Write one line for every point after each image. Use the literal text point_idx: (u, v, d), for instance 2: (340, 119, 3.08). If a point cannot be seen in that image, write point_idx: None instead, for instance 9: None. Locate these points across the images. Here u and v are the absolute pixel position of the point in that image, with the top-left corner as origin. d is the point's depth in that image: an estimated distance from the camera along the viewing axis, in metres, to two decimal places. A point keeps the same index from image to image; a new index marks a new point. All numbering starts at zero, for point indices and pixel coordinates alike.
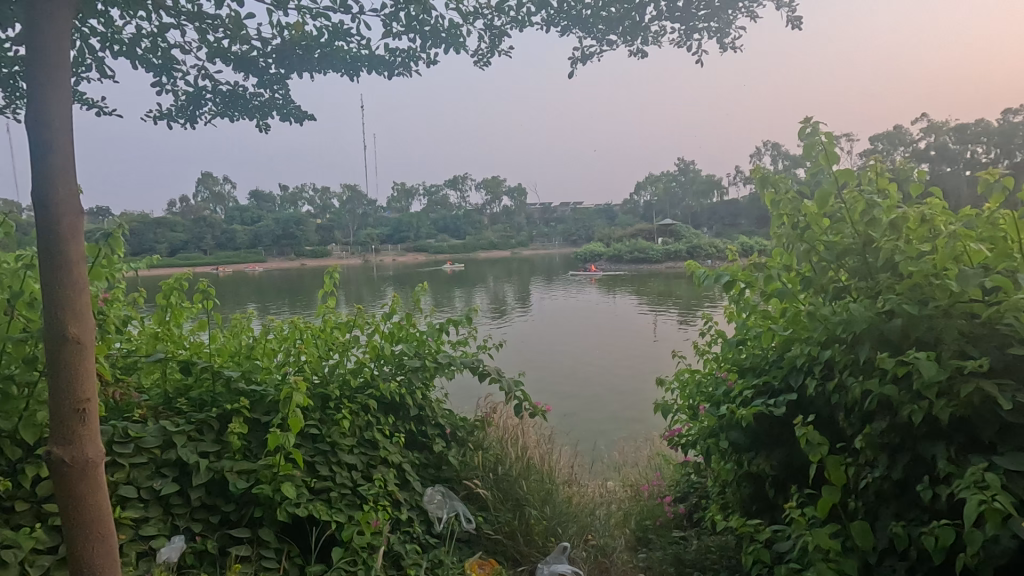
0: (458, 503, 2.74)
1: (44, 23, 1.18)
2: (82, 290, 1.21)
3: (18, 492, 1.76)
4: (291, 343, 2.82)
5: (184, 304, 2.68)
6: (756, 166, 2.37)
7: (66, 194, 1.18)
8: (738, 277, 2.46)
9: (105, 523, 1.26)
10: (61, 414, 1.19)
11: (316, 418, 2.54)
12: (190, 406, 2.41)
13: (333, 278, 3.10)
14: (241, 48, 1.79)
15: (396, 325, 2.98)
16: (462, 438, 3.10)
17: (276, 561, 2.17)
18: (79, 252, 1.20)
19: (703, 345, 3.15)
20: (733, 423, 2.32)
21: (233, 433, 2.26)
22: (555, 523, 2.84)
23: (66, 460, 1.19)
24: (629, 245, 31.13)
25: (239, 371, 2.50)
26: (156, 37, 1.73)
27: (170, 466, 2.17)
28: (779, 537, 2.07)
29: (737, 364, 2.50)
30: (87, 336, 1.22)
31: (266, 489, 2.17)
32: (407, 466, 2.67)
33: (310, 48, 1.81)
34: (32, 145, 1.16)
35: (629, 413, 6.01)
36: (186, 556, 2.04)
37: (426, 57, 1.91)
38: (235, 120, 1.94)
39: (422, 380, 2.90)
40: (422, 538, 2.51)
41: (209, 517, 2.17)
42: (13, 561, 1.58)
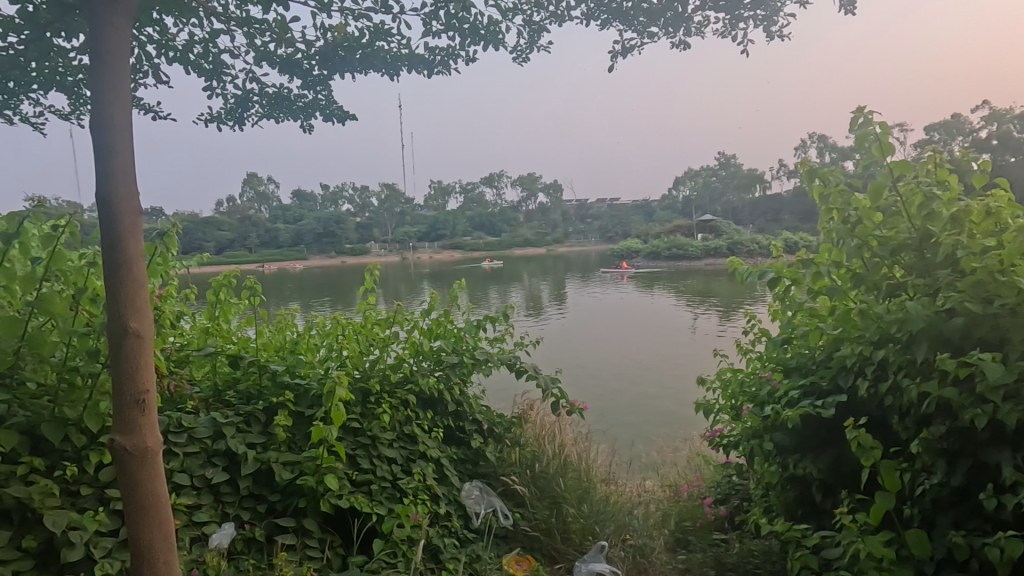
0: (496, 499, 2.76)
1: (105, 31, 1.23)
2: (141, 286, 1.27)
3: (82, 477, 1.86)
4: (333, 338, 2.89)
5: (232, 301, 2.80)
6: (803, 160, 2.28)
7: (126, 195, 1.23)
8: (784, 274, 2.37)
9: (161, 509, 1.31)
10: (123, 404, 1.25)
11: (357, 412, 2.60)
12: (238, 398, 2.50)
13: (374, 276, 3.15)
14: (286, 51, 1.84)
15: (435, 322, 3.03)
16: (500, 434, 3.11)
17: (320, 550, 2.25)
18: (137, 249, 1.26)
19: (746, 344, 3.06)
20: (778, 424, 2.25)
21: (279, 425, 2.34)
22: (593, 521, 2.82)
23: (128, 448, 1.25)
24: (666, 242, 30.56)
25: (284, 366, 2.59)
26: (207, 43, 1.80)
27: (220, 456, 2.25)
28: (827, 543, 2.00)
29: (782, 363, 2.43)
30: (146, 330, 1.28)
31: (310, 481, 2.23)
32: (445, 462, 2.70)
33: (352, 49, 1.84)
34: (96, 148, 1.22)
35: (669, 413, 5.90)
36: (236, 543, 2.12)
37: (465, 55, 1.92)
38: (281, 121, 2.00)
39: (459, 376, 2.94)
40: (460, 532, 2.55)
41: (256, 506, 2.25)
42: (79, 542, 1.66)
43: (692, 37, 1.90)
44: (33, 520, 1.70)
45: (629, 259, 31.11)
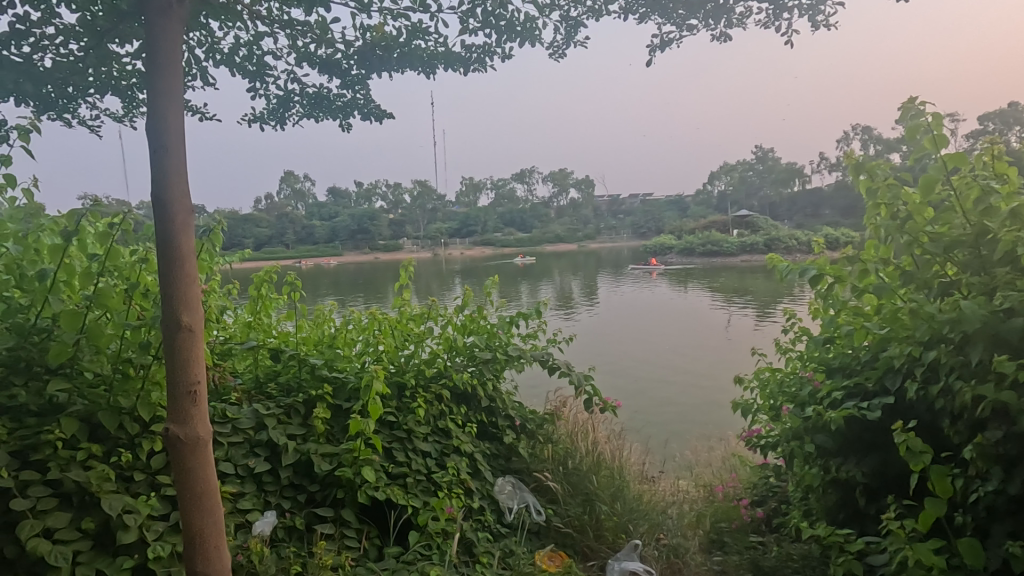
0: (528, 494, 2.78)
1: (160, 37, 1.28)
2: (193, 282, 1.32)
3: (136, 463, 1.95)
4: (369, 333, 2.94)
5: (273, 296, 2.88)
6: (849, 153, 2.21)
7: (179, 194, 1.28)
8: (826, 271, 2.22)
9: (211, 496, 1.37)
10: (176, 395, 1.31)
11: (393, 406, 2.65)
12: (279, 390, 2.58)
13: (408, 272, 3.20)
14: (326, 51, 1.88)
15: (468, 318, 3.06)
16: (532, 430, 3.13)
17: (357, 540, 2.30)
18: (189, 246, 1.31)
19: (786, 342, 2.98)
20: (820, 426, 2.19)
21: (318, 417, 2.41)
22: (626, 519, 2.81)
23: (181, 437, 1.31)
24: (700, 238, 29.97)
25: (323, 359, 2.67)
26: (252, 45, 1.85)
27: (263, 446, 2.32)
28: (871, 549, 1.94)
29: (824, 364, 2.36)
30: (198, 324, 1.33)
31: (348, 472, 2.29)
32: (478, 457, 2.73)
33: (389, 48, 1.87)
34: (151, 149, 1.27)
35: (704, 412, 5.79)
36: (277, 530, 2.19)
37: (501, 52, 1.93)
38: (320, 121, 2.04)
39: (493, 372, 2.97)
40: (494, 527, 2.57)
41: (297, 495, 2.31)
42: (133, 525, 1.75)
43: (733, 29, 1.86)
44: (91, 503, 1.79)
45: (662, 255, 30.67)
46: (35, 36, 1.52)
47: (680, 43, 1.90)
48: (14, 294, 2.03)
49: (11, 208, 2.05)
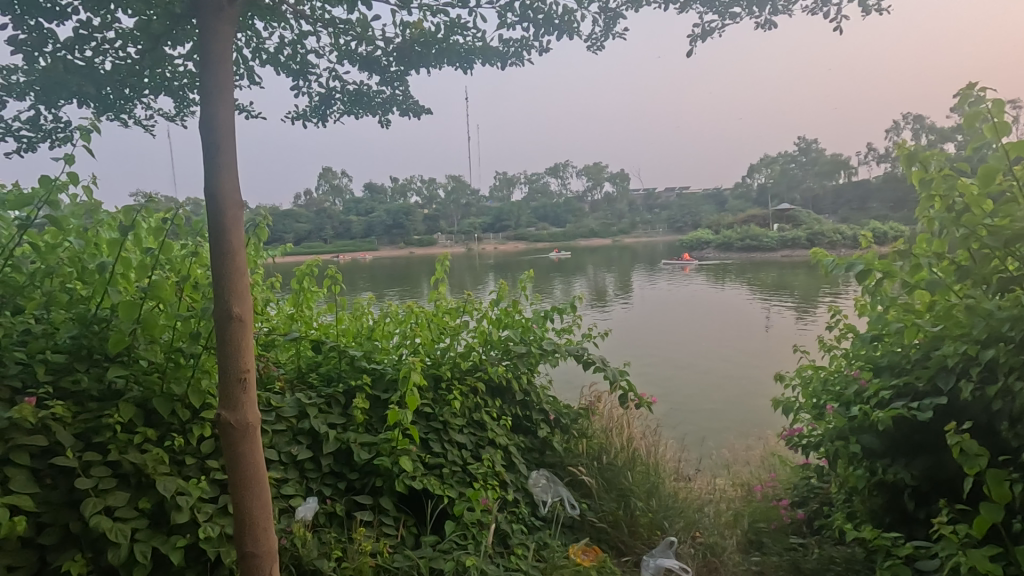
0: (563, 488, 2.79)
1: (212, 38, 1.33)
2: (243, 274, 1.37)
3: (187, 448, 2.04)
4: (406, 326, 2.99)
5: (314, 289, 2.95)
6: (901, 143, 2.12)
7: (230, 189, 1.34)
8: (874, 266, 2.14)
9: (260, 480, 1.42)
10: (227, 382, 1.36)
11: (430, 398, 2.70)
12: (320, 380, 2.65)
13: (444, 265, 3.24)
14: (367, 49, 1.91)
15: (504, 312, 3.07)
16: (567, 425, 3.13)
17: (394, 528, 2.36)
18: (239, 239, 1.36)
19: (830, 339, 2.89)
20: (866, 426, 2.13)
21: (357, 407, 2.47)
22: (661, 516, 2.80)
23: (232, 422, 1.36)
24: (739, 233, 29.22)
25: (362, 351, 2.73)
26: (295, 44, 1.90)
27: (305, 434, 2.39)
28: (920, 554, 1.88)
29: (872, 362, 2.28)
30: (247, 315, 1.39)
31: (386, 461, 2.35)
32: (513, 449, 2.76)
33: (428, 44, 1.89)
34: (204, 147, 1.32)
35: (743, 410, 5.67)
36: (319, 516, 2.26)
37: (538, 45, 1.93)
38: (360, 117, 2.08)
39: (527, 366, 2.99)
40: (528, 520, 2.60)
41: (337, 483, 2.38)
42: (186, 506, 1.84)
43: (779, 16, 1.81)
44: (147, 484, 1.88)
45: (697, 251, 30.04)
46: (96, 41, 1.60)
47: (723, 32, 1.85)
48: (76, 285, 2.15)
49: (72, 204, 2.16)
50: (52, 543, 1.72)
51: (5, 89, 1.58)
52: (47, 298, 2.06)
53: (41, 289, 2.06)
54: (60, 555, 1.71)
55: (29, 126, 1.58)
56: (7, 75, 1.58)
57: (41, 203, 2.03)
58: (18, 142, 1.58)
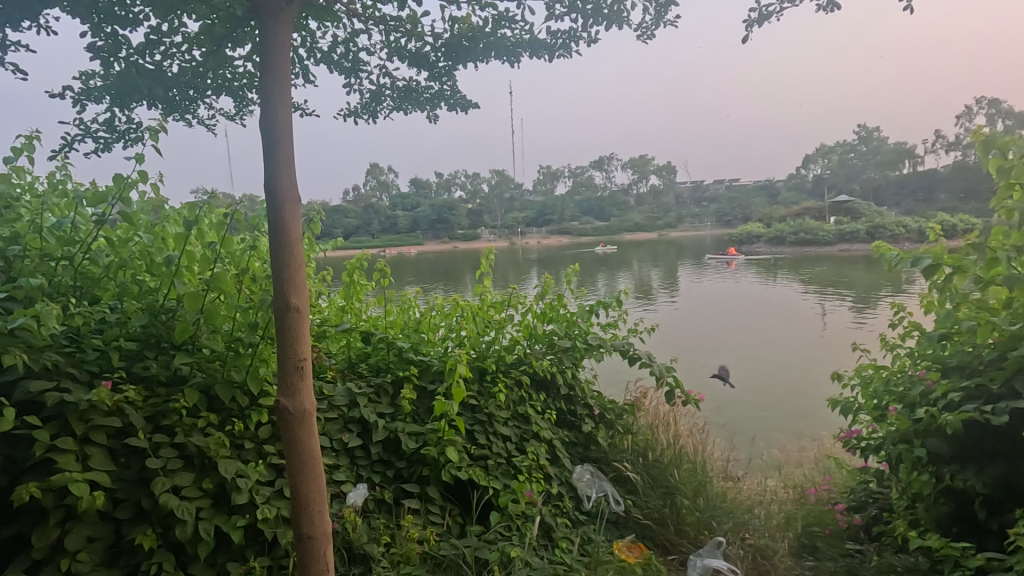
0: (607, 484, 2.78)
1: (272, 38, 1.38)
2: (299, 267, 1.42)
3: (245, 433, 2.14)
4: (452, 319, 3.03)
5: (363, 281, 3.02)
6: (978, 129, 2.00)
7: (287, 185, 1.38)
8: (945, 261, 2.02)
9: (315, 465, 1.48)
10: (286, 370, 1.42)
11: (475, 390, 2.73)
12: (369, 370, 2.72)
13: (490, 259, 3.26)
14: (416, 45, 1.94)
15: (548, 306, 3.06)
16: (612, 420, 3.11)
17: (440, 516, 2.41)
18: (296, 233, 1.41)
19: (893, 337, 2.74)
20: (933, 429, 2.03)
21: (405, 398, 2.54)
22: (709, 516, 2.74)
23: (290, 409, 1.42)
24: (792, 227, 28.07)
25: (409, 343, 2.79)
26: (348, 43, 1.95)
27: (355, 423, 2.46)
28: (992, 567, 1.77)
29: (939, 362, 2.17)
30: (304, 306, 1.44)
31: (433, 451, 2.39)
32: (558, 443, 2.76)
33: (476, 39, 1.90)
34: (264, 144, 1.37)
35: (796, 410, 5.46)
36: (368, 502, 2.32)
37: (587, 36, 1.90)
38: (409, 113, 2.12)
39: (572, 361, 2.99)
40: (573, 514, 2.60)
41: (386, 470, 2.45)
42: (245, 488, 1.93)
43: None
44: (210, 466, 1.98)
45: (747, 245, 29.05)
46: (165, 45, 1.68)
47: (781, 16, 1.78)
48: (145, 277, 2.27)
49: (141, 201, 2.29)
50: (126, 517, 1.84)
51: (85, 93, 1.69)
52: (119, 289, 2.19)
53: (115, 281, 2.20)
54: (133, 528, 1.83)
55: (106, 128, 1.69)
56: (86, 80, 1.69)
57: (115, 200, 2.16)
58: (96, 143, 1.69)
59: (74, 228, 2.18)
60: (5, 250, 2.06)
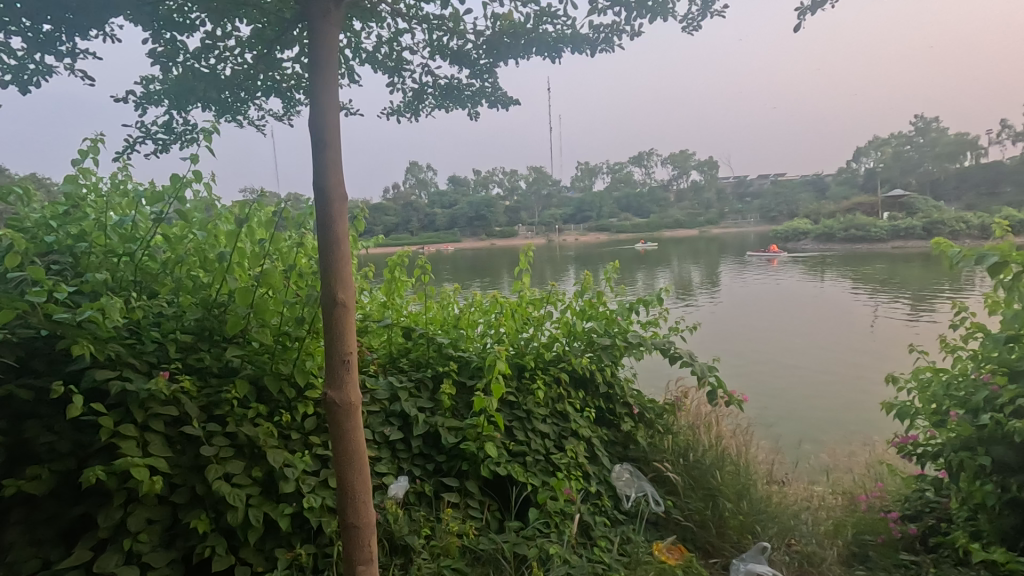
0: (647, 484, 2.74)
1: (320, 39, 1.41)
2: (345, 262, 1.45)
3: (292, 424, 2.21)
4: (491, 316, 3.04)
5: (404, 278, 3.06)
6: None
7: (334, 183, 1.42)
8: (1013, 259, 1.91)
9: (360, 458, 1.51)
10: (333, 364, 1.46)
11: (514, 386, 2.74)
12: (410, 365, 2.76)
13: (528, 256, 3.26)
14: (458, 43, 1.95)
15: (588, 303, 3.03)
16: (651, 420, 3.07)
17: (480, 511, 2.44)
18: (343, 230, 1.44)
19: (953, 339, 2.60)
20: (998, 437, 1.99)
21: (445, 393, 2.57)
22: (753, 520, 2.68)
23: (337, 402, 1.46)
24: (842, 223, 26.93)
25: (449, 339, 2.82)
26: (392, 43, 1.98)
27: (396, 416, 2.50)
28: None
29: (1006, 366, 2.06)
30: (351, 301, 1.47)
31: (472, 446, 2.42)
32: (596, 442, 2.75)
33: (517, 36, 1.90)
34: (313, 144, 1.41)
35: (847, 414, 5.25)
36: (409, 495, 2.36)
37: (630, 30, 1.88)
38: (450, 111, 2.13)
39: (611, 359, 2.96)
40: (612, 513, 2.58)
41: (426, 464, 2.48)
42: (292, 477, 2.00)
43: None
44: (259, 455, 2.05)
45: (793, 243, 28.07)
46: (219, 49, 1.75)
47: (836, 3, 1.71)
48: (199, 272, 2.37)
49: (195, 200, 2.38)
50: (182, 502, 1.93)
51: (146, 97, 1.77)
52: (175, 284, 2.29)
53: (171, 276, 2.30)
54: (189, 513, 1.91)
55: (164, 129, 1.77)
56: (147, 84, 1.77)
57: (171, 198, 2.26)
58: (156, 145, 1.77)
59: (134, 226, 2.29)
60: (73, 247, 2.18)
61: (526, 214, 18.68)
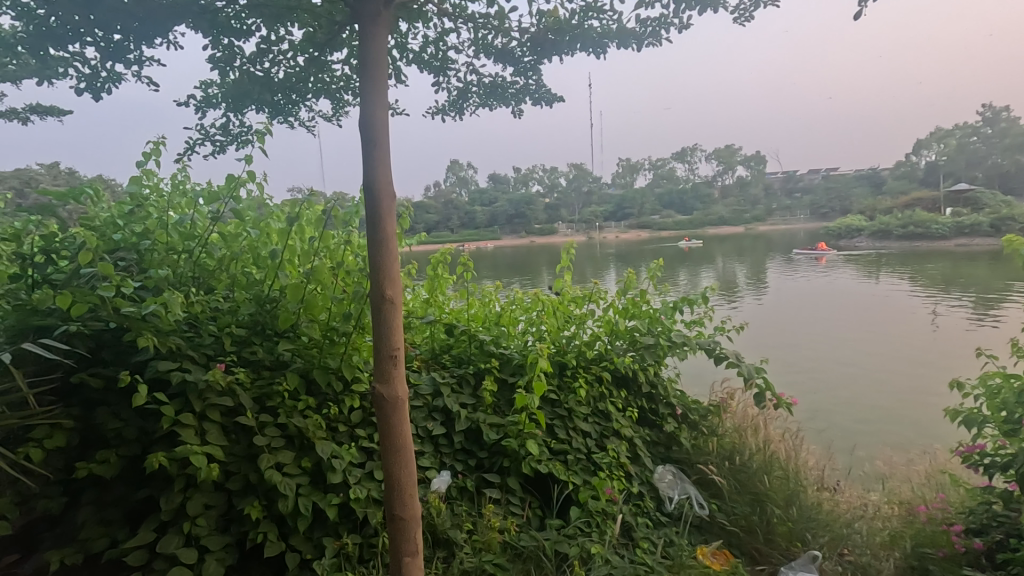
0: (691, 486, 2.69)
1: (370, 41, 1.44)
2: (393, 260, 1.47)
3: (339, 416, 2.28)
4: (533, 313, 3.04)
5: (447, 275, 3.08)
6: None
7: (383, 182, 1.44)
8: None
9: (406, 451, 1.54)
10: (381, 358, 1.49)
11: (555, 384, 2.73)
12: (452, 361, 2.79)
13: (570, 253, 3.24)
14: (503, 41, 1.96)
15: (631, 301, 3.00)
16: (695, 421, 3.01)
17: (521, 507, 2.45)
18: (391, 228, 1.47)
19: None
20: None
21: (486, 390, 2.59)
22: (803, 527, 2.59)
23: (385, 396, 1.49)
24: (900, 219, 25.60)
25: (491, 336, 2.84)
26: (437, 43, 2.01)
27: (439, 411, 2.54)
28: None
29: None
30: (398, 297, 1.50)
31: (514, 443, 2.43)
32: (638, 442, 2.71)
33: (562, 32, 1.89)
34: (363, 143, 1.44)
35: (906, 421, 4.99)
36: (451, 489, 2.39)
37: (678, 22, 1.83)
38: (494, 109, 2.14)
39: (654, 359, 2.91)
40: (654, 514, 2.54)
41: (467, 459, 2.51)
42: (339, 468, 2.06)
43: None
44: (308, 446, 2.12)
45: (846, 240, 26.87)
46: (273, 53, 1.81)
47: None
48: (252, 269, 2.46)
49: (249, 199, 2.48)
50: (237, 488, 2.01)
51: (205, 101, 1.85)
52: (231, 280, 2.38)
53: (227, 272, 2.40)
54: (243, 499, 1.99)
55: (222, 132, 1.84)
56: (206, 88, 1.85)
57: (227, 198, 2.35)
58: (214, 146, 1.85)
59: (193, 224, 2.40)
60: (138, 245, 2.28)
61: (566, 210, 18.52)
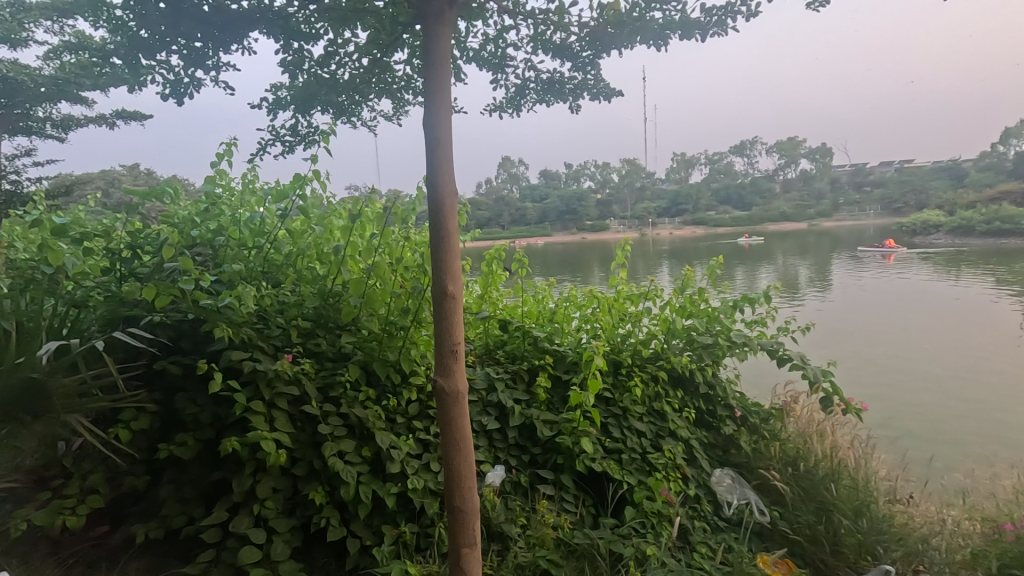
0: (751, 491, 2.61)
1: (434, 41, 1.47)
2: (454, 256, 1.49)
3: (397, 408, 2.34)
4: (587, 311, 3.01)
5: (501, 270, 3.04)
6: None
7: (446, 179, 1.47)
8: None
9: (466, 445, 1.56)
10: (442, 352, 1.51)
11: (610, 382, 2.70)
12: (506, 357, 2.82)
13: (626, 250, 3.18)
14: (561, 36, 1.94)
15: (689, 299, 2.92)
16: (755, 425, 2.90)
17: (574, 505, 2.43)
18: (453, 225, 1.49)
19: None
20: None
21: (540, 386, 2.60)
22: (873, 540, 2.46)
23: (445, 389, 1.52)
24: None
25: (545, 332, 2.84)
26: (497, 41, 2.02)
27: (494, 406, 2.56)
28: None
29: None
30: (459, 293, 1.52)
31: (568, 440, 2.43)
32: (695, 444, 2.65)
33: (622, 25, 1.85)
34: (427, 142, 1.47)
35: (992, 433, 4.63)
36: (505, 483, 2.41)
37: (746, 10, 1.76)
38: (551, 104, 2.13)
39: (713, 359, 2.83)
40: (712, 518, 2.48)
41: (521, 455, 2.52)
42: (397, 458, 2.12)
43: None
44: (368, 435, 2.19)
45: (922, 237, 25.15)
46: (339, 55, 1.87)
47: None
48: (316, 264, 2.56)
49: (314, 197, 2.58)
50: (302, 474, 2.10)
51: (276, 103, 1.93)
52: (297, 275, 2.49)
53: (294, 267, 2.51)
54: (307, 484, 2.08)
55: (291, 132, 1.92)
56: (276, 91, 1.93)
57: (294, 196, 2.46)
58: (284, 145, 1.93)
59: (263, 221, 2.52)
60: (213, 241, 2.41)
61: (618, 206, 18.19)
